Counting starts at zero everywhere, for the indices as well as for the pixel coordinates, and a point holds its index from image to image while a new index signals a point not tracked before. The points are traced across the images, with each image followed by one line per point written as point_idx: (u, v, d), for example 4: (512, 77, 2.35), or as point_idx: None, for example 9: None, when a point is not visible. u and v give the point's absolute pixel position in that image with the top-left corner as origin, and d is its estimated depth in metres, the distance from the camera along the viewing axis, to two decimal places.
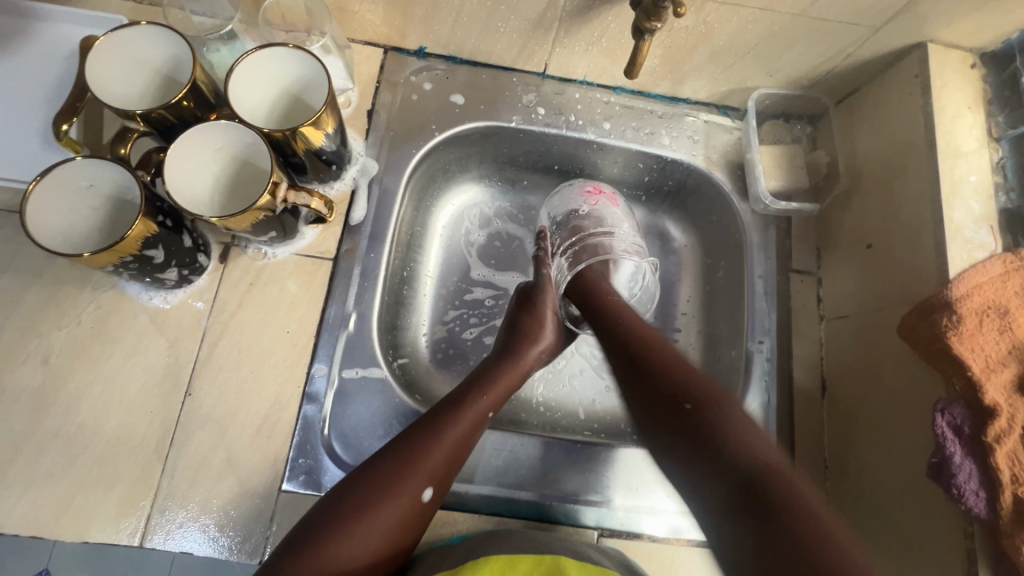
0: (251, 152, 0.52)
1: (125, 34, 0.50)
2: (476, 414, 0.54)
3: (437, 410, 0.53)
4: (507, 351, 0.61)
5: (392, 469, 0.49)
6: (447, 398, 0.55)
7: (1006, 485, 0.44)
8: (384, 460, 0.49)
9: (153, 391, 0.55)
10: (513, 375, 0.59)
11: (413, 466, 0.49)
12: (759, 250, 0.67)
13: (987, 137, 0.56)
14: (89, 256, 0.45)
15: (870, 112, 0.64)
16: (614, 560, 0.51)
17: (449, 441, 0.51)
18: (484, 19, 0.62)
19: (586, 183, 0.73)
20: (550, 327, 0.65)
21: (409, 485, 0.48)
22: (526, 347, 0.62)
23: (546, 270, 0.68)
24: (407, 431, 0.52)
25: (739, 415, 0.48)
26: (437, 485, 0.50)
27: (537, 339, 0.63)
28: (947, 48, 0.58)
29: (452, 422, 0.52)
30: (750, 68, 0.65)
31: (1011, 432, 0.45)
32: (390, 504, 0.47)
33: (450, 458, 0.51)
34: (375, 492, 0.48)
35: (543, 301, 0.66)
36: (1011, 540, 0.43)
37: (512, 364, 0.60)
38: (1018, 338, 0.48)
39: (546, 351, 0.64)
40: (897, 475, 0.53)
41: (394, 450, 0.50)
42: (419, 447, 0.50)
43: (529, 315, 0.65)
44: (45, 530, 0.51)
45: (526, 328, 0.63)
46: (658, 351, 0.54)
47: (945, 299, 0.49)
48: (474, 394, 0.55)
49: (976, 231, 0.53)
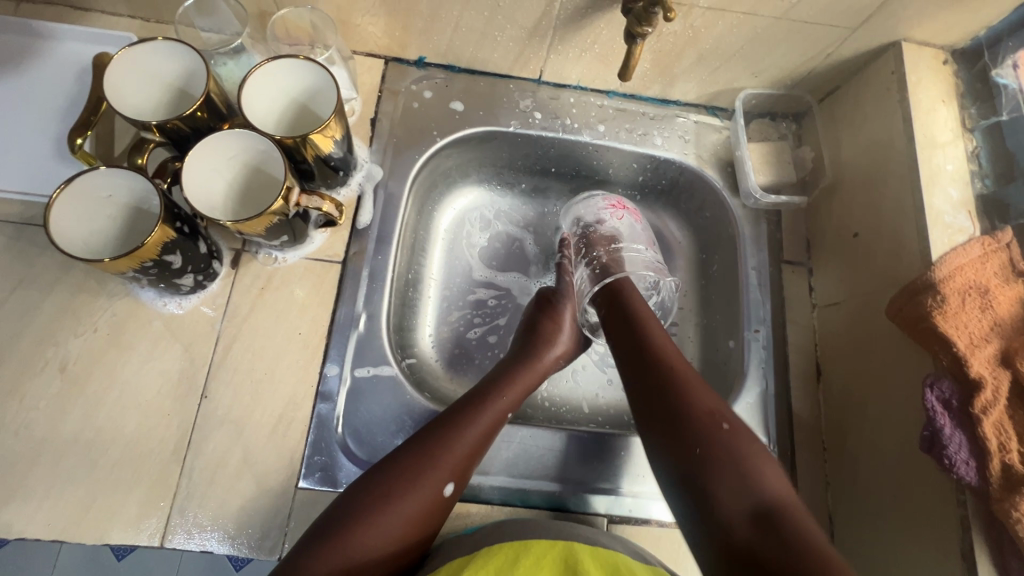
0: (263, 159, 0.55)
1: (138, 51, 0.52)
2: (496, 413, 0.56)
3: (459, 406, 0.55)
4: (525, 352, 0.63)
5: (416, 462, 0.50)
6: (467, 395, 0.57)
7: (994, 453, 0.46)
8: (407, 455, 0.51)
9: (170, 394, 0.57)
10: (530, 375, 0.61)
11: (436, 461, 0.51)
12: (751, 244, 0.70)
13: (961, 128, 0.59)
14: (111, 262, 0.47)
15: (851, 109, 0.67)
16: (625, 543, 0.52)
17: (470, 438, 0.53)
18: (482, 28, 0.64)
19: (610, 196, 0.76)
20: (567, 331, 0.67)
21: (431, 480, 0.50)
22: (544, 348, 0.64)
23: (569, 278, 0.73)
24: (431, 426, 0.54)
25: (760, 444, 0.51)
26: (457, 481, 0.52)
27: (553, 340, 0.65)
28: (920, 46, 0.62)
29: (474, 421, 0.54)
30: (736, 70, 0.68)
31: (996, 404, 0.47)
32: (413, 496, 0.49)
33: (473, 454, 0.53)
34: (398, 483, 0.49)
35: (563, 308, 0.69)
36: (1001, 505, 0.45)
37: (529, 365, 0.62)
38: (999, 315, 0.50)
39: (563, 354, 0.66)
40: (893, 451, 0.55)
41: (418, 443, 0.52)
42: (443, 442, 0.52)
43: (551, 322, 0.67)
44: (67, 534, 0.51)
45: (545, 332, 0.65)
46: (690, 374, 0.56)
47: (928, 280, 0.52)
48: (495, 394, 0.57)
49: (955, 216, 0.56)
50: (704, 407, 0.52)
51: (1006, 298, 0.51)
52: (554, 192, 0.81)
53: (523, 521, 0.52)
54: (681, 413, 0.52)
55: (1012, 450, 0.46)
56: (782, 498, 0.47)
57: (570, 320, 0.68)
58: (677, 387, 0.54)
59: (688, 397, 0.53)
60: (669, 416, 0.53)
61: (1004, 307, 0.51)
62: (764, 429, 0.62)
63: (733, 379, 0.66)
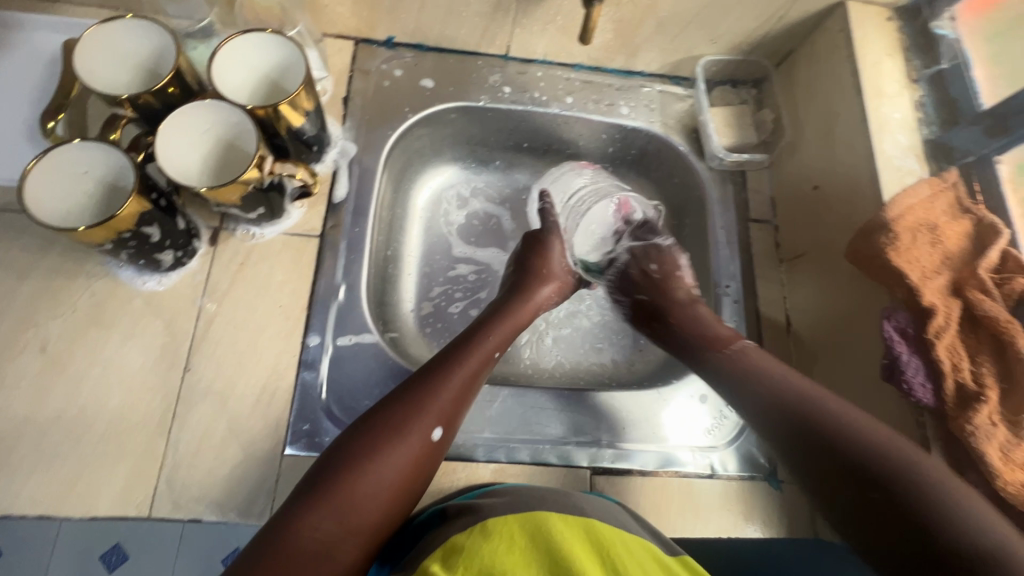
0: (235, 133, 0.55)
1: (114, 28, 0.54)
2: (482, 355, 0.58)
3: (444, 353, 0.57)
4: (516, 292, 0.66)
5: (403, 408, 0.51)
6: (455, 342, 0.59)
7: (948, 374, 0.48)
8: (393, 402, 0.52)
9: (154, 370, 0.57)
10: (518, 319, 0.63)
11: (423, 407, 0.52)
12: (719, 204, 0.73)
13: (907, 79, 0.62)
14: (84, 231, 0.47)
15: (805, 70, 0.70)
16: (614, 509, 0.53)
17: (457, 380, 0.54)
18: (447, 4, 0.66)
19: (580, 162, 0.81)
20: (557, 265, 0.70)
21: (419, 424, 0.51)
22: (532, 290, 0.66)
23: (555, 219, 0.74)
24: (416, 375, 0.55)
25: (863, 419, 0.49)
26: (445, 426, 0.53)
27: (544, 279, 0.67)
28: (865, 5, 0.64)
29: (460, 364, 0.56)
30: (695, 36, 0.70)
31: (948, 328, 0.50)
32: (402, 444, 0.49)
33: (460, 397, 0.54)
34: (387, 431, 0.50)
35: (552, 246, 0.70)
36: (957, 421, 0.48)
37: (520, 307, 0.64)
38: (948, 249, 0.53)
39: (555, 292, 0.68)
40: (860, 387, 0.57)
41: (404, 393, 0.53)
42: (430, 387, 0.53)
43: (538, 257, 0.69)
44: (54, 509, 0.52)
45: (535, 268, 0.68)
46: (827, 400, 0.51)
47: (882, 220, 0.54)
48: (480, 338, 0.59)
49: (904, 160, 0.59)
50: (864, 434, 0.47)
51: (954, 233, 0.54)
52: (527, 168, 0.82)
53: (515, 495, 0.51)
54: (844, 448, 0.47)
55: (964, 369, 0.48)
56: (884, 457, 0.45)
57: (559, 255, 0.71)
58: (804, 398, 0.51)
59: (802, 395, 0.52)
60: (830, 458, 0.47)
61: (952, 241, 0.53)
62: None
63: None
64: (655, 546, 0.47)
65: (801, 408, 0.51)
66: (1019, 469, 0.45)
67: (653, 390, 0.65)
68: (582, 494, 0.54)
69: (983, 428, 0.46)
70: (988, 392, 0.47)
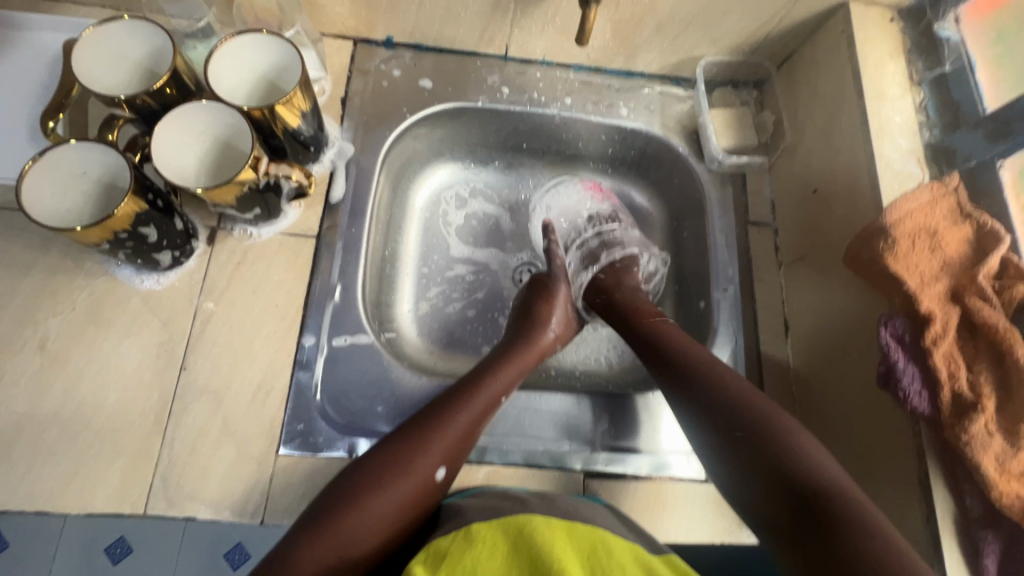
0: (233, 133, 0.56)
1: (111, 28, 0.54)
2: (489, 397, 0.58)
3: (451, 393, 0.57)
4: (523, 333, 0.65)
5: (407, 447, 0.52)
6: (461, 380, 0.59)
7: (945, 382, 0.48)
8: (399, 440, 0.53)
9: (150, 368, 0.58)
10: (528, 357, 0.63)
11: (428, 447, 0.52)
12: (717, 206, 0.72)
13: (909, 82, 0.61)
14: (81, 231, 0.47)
15: (807, 72, 0.69)
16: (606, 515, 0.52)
17: (462, 423, 0.55)
18: (445, 4, 0.66)
19: (586, 181, 0.82)
20: (560, 311, 0.69)
21: (423, 466, 0.52)
22: (541, 330, 0.65)
23: (559, 261, 0.73)
24: (421, 414, 0.55)
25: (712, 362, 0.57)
26: (448, 466, 0.54)
27: (548, 322, 0.66)
28: (867, 6, 0.64)
29: (465, 406, 0.56)
30: (694, 38, 0.70)
31: (945, 336, 0.49)
32: (403, 484, 0.50)
33: (463, 440, 0.55)
34: (391, 471, 0.51)
35: (557, 290, 0.70)
36: (952, 431, 0.47)
37: (528, 347, 0.63)
38: (948, 255, 0.53)
39: (558, 337, 0.68)
40: (857, 394, 0.57)
41: (410, 431, 0.53)
42: (434, 429, 0.54)
43: (547, 304, 0.68)
44: (51, 505, 0.52)
45: (540, 314, 0.67)
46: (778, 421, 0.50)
47: (881, 225, 0.54)
48: (488, 378, 0.59)
49: (904, 164, 0.58)
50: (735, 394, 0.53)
51: (954, 239, 0.53)
52: (526, 168, 0.82)
53: (504, 500, 0.52)
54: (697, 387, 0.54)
55: (961, 378, 0.48)
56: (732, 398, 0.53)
57: (565, 301, 0.70)
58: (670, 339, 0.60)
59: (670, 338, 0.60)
60: (753, 457, 0.49)
61: (952, 247, 0.53)
62: None
63: (705, 337, 0.68)
64: (639, 549, 0.47)
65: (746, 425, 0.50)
66: (1014, 480, 0.45)
67: (647, 394, 0.65)
68: (571, 497, 0.54)
69: (979, 438, 0.45)
70: (985, 402, 0.46)
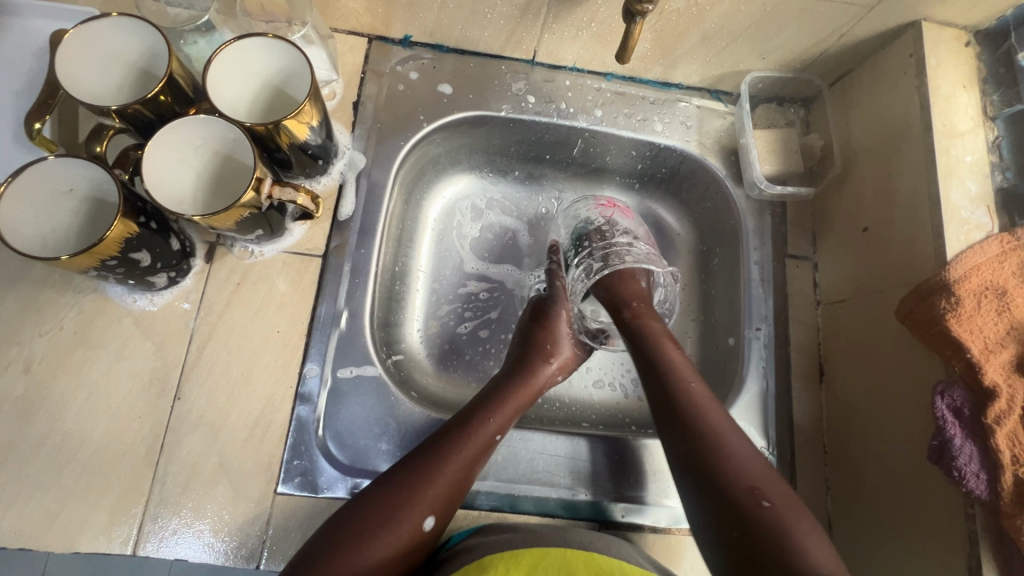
0: (233, 146, 0.51)
1: (95, 28, 0.48)
2: (483, 438, 0.53)
3: (444, 431, 0.53)
4: (519, 367, 0.61)
5: (394, 494, 0.48)
6: (456, 417, 0.55)
7: (1006, 466, 0.44)
8: (388, 486, 0.49)
9: (142, 396, 0.54)
10: (525, 391, 0.58)
11: (417, 494, 0.49)
12: (754, 235, 0.67)
13: (983, 116, 0.55)
14: (67, 259, 0.43)
15: (864, 95, 0.63)
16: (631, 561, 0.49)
17: (453, 468, 0.51)
18: (470, 5, 0.60)
19: (601, 197, 0.73)
20: (566, 341, 0.64)
21: (409, 515, 0.48)
22: (540, 362, 0.61)
23: (561, 281, 0.68)
24: (412, 454, 0.52)
25: (740, 437, 0.51)
26: (439, 515, 0.50)
27: (551, 355, 0.62)
28: (941, 26, 0.57)
29: (458, 448, 0.52)
30: (742, 51, 0.64)
31: (1010, 413, 0.45)
32: (386, 534, 0.47)
33: (454, 487, 0.50)
34: (375, 516, 0.47)
35: (557, 316, 0.65)
36: (1012, 521, 0.43)
37: (524, 382, 0.59)
38: (1016, 319, 0.47)
39: (558, 368, 0.63)
40: (901, 459, 0.52)
41: (400, 475, 0.50)
42: (422, 474, 0.50)
43: (542, 328, 0.64)
44: (34, 542, 0.49)
45: (536, 342, 0.63)
46: (800, 516, 0.46)
47: (943, 281, 0.48)
48: (482, 417, 0.54)
49: (972, 212, 0.52)
50: (755, 478, 0.48)
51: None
52: (548, 180, 0.77)
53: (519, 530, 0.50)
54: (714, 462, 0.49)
55: None
56: (752, 483, 0.47)
57: (565, 327, 0.65)
58: (690, 400, 0.53)
59: (690, 394, 0.53)
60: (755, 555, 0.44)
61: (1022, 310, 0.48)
62: (763, 432, 0.60)
63: (731, 379, 0.64)
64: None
65: (760, 521, 0.45)
66: None
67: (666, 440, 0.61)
68: (584, 528, 0.52)
69: None
70: None
